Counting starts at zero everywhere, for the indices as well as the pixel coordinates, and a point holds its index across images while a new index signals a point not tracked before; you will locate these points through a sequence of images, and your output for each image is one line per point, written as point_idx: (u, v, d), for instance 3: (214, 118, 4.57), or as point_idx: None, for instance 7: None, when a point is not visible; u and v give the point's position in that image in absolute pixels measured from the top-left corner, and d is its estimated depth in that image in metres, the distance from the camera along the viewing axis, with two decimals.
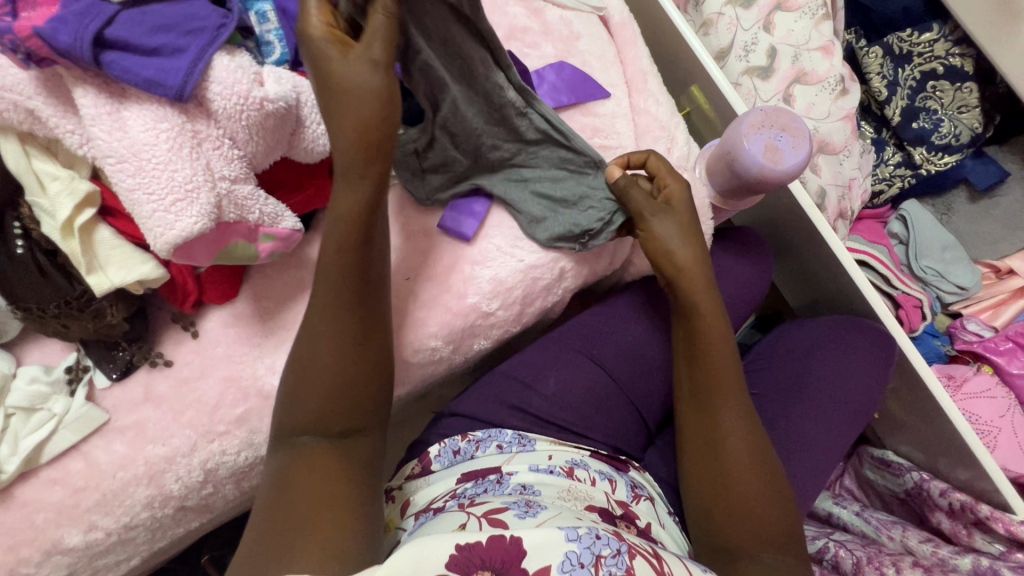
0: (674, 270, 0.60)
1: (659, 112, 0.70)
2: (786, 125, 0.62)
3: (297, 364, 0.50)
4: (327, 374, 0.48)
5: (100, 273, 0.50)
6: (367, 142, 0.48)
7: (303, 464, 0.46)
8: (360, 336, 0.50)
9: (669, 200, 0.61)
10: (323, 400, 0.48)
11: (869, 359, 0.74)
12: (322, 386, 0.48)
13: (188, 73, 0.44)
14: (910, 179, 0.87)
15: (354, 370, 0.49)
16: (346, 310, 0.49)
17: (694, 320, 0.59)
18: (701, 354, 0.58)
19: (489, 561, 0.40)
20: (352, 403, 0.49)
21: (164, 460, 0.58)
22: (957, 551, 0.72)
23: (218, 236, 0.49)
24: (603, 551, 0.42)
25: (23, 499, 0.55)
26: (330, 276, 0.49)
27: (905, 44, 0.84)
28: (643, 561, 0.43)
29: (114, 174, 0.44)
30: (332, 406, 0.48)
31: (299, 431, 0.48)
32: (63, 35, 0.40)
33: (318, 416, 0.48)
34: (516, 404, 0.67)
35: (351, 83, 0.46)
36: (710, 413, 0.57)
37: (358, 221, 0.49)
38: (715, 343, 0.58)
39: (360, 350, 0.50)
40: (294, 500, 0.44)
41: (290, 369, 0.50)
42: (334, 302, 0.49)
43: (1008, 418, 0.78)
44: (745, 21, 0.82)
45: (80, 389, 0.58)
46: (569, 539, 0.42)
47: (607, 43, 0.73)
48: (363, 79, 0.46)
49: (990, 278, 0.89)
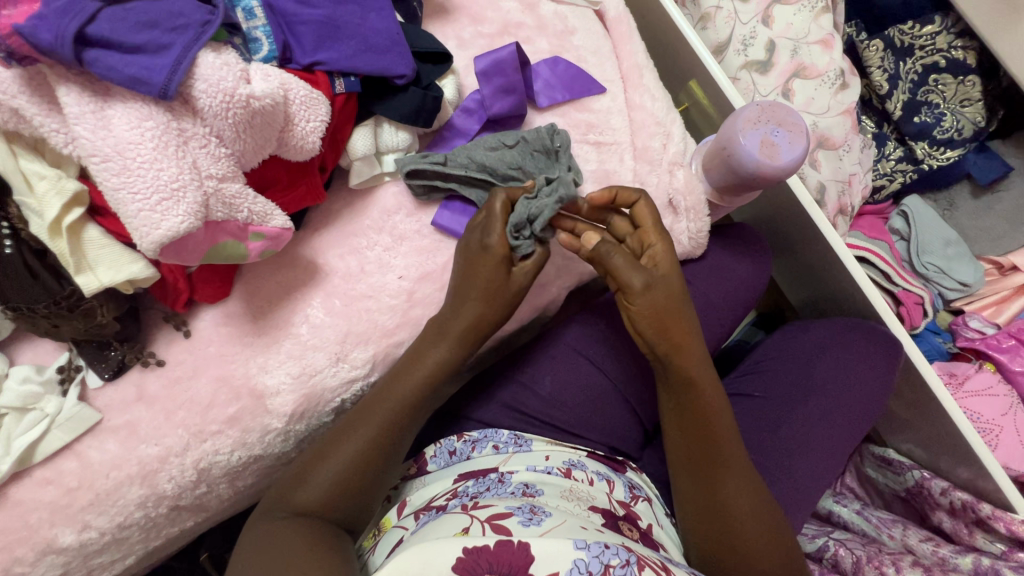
0: (658, 327, 0.57)
1: (656, 108, 0.68)
2: (783, 121, 0.60)
3: (319, 451, 0.54)
4: (345, 461, 0.53)
5: (88, 272, 0.49)
6: (472, 332, 0.58)
7: (290, 529, 0.48)
8: (390, 446, 0.55)
9: (658, 267, 0.58)
10: (335, 490, 0.52)
11: (874, 365, 0.73)
12: (338, 471, 0.53)
13: (172, 70, 0.43)
14: (912, 175, 0.87)
15: (367, 473, 0.53)
16: (392, 419, 0.55)
17: (674, 356, 0.58)
18: (691, 409, 0.58)
19: (496, 566, 0.39)
20: (356, 490, 0.53)
21: (157, 460, 0.57)
22: (958, 549, 0.70)
23: (206, 235, 0.49)
24: (612, 560, 0.40)
25: (17, 498, 0.55)
26: (401, 400, 0.55)
27: (906, 36, 0.82)
28: (651, 572, 0.41)
29: (98, 173, 0.43)
30: (340, 492, 0.53)
31: (295, 508, 0.51)
32: (45, 32, 0.40)
33: (329, 501, 0.52)
34: (511, 403, 0.66)
35: (490, 284, 0.56)
36: (702, 464, 0.57)
37: (440, 372, 0.57)
38: (705, 393, 0.58)
39: (379, 456, 0.54)
40: (283, 549, 0.46)
41: (311, 454, 0.55)
42: (377, 419, 0.54)
43: (1011, 416, 0.77)
44: (743, 14, 0.81)
45: (72, 390, 0.58)
46: (578, 547, 0.41)
47: (602, 39, 0.72)
48: (506, 285, 0.57)
49: (992, 274, 0.87)
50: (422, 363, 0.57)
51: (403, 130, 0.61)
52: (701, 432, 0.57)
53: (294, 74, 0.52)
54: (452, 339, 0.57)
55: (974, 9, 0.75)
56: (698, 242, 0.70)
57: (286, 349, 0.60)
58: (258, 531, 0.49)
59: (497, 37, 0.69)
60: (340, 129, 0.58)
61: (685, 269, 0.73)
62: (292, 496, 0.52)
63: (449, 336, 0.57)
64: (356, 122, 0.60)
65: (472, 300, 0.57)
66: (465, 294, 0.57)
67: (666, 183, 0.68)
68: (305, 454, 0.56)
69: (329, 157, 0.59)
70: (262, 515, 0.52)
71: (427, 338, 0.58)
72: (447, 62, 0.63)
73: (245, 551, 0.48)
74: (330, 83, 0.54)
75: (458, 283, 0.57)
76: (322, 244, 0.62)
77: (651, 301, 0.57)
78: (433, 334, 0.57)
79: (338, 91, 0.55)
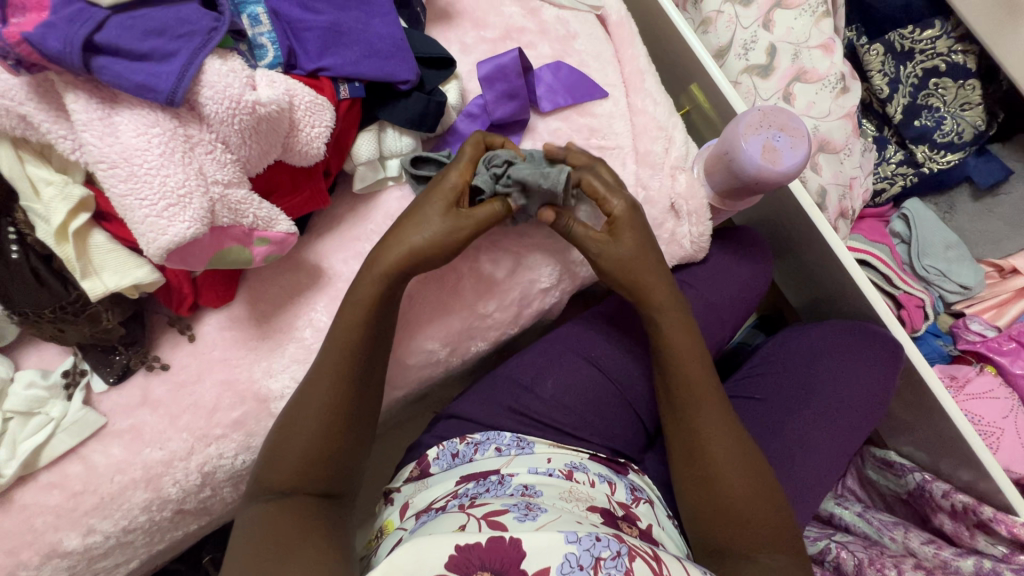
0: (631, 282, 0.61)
1: (657, 112, 0.69)
2: (784, 126, 0.61)
3: (282, 426, 0.53)
4: (309, 434, 0.52)
5: (95, 278, 0.49)
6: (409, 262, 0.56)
7: (276, 516, 0.48)
8: (344, 409, 0.53)
9: (616, 230, 0.60)
10: (304, 466, 0.51)
11: (874, 365, 0.73)
12: (306, 445, 0.52)
13: (179, 77, 0.44)
14: (912, 178, 0.87)
15: (335, 444, 0.53)
16: (339, 369, 0.53)
17: (660, 338, 0.61)
18: (681, 387, 0.59)
19: (488, 562, 0.39)
20: (334, 466, 0.53)
21: (162, 463, 0.57)
22: (959, 552, 0.71)
23: (212, 240, 0.49)
24: (603, 553, 0.41)
25: (22, 503, 0.55)
26: (337, 349, 0.54)
27: (906, 40, 0.82)
28: (641, 563, 0.42)
29: (105, 179, 0.44)
30: (312, 469, 0.52)
31: (273, 492, 0.51)
32: (53, 40, 0.40)
33: (297, 477, 0.51)
34: (513, 406, 0.67)
35: (428, 213, 0.56)
36: (685, 418, 0.59)
37: (376, 308, 0.55)
38: (693, 371, 0.59)
39: (337, 419, 0.53)
40: (277, 540, 0.46)
41: (274, 431, 0.54)
42: (327, 376, 0.53)
43: (1011, 418, 0.77)
44: (745, 19, 0.81)
45: (77, 394, 0.58)
46: (569, 541, 0.41)
47: (604, 43, 0.72)
48: (448, 220, 0.56)
49: (993, 277, 0.87)
50: (356, 300, 0.54)
51: (407, 134, 0.61)
52: (688, 408, 0.59)
53: (298, 80, 0.52)
54: (388, 273, 0.55)
55: (972, 15, 0.76)
56: (700, 245, 0.70)
57: (290, 353, 0.60)
58: (247, 522, 0.49)
59: (499, 43, 0.69)
60: (344, 134, 0.58)
61: (687, 272, 0.74)
62: (267, 475, 0.52)
63: (390, 272, 0.55)
64: (359, 127, 0.60)
65: (415, 231, 0.56)
66: (409, 226, 0.56)
67: (668, 187, 0.68)
68: (269, 433, 0.55)
69: (333, 162, 0.59)
70: (245, 505, 0.52)
71: (362, 275, 0.55)
72: (451, 67, 0.63)
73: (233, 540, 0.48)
74: (335, 89, 0.54)
75: (404, 216, 0.58)
76: (325, 248, 0.62)
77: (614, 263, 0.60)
78: (372, 274, 0.55)
79: (343, 96, 0.55)
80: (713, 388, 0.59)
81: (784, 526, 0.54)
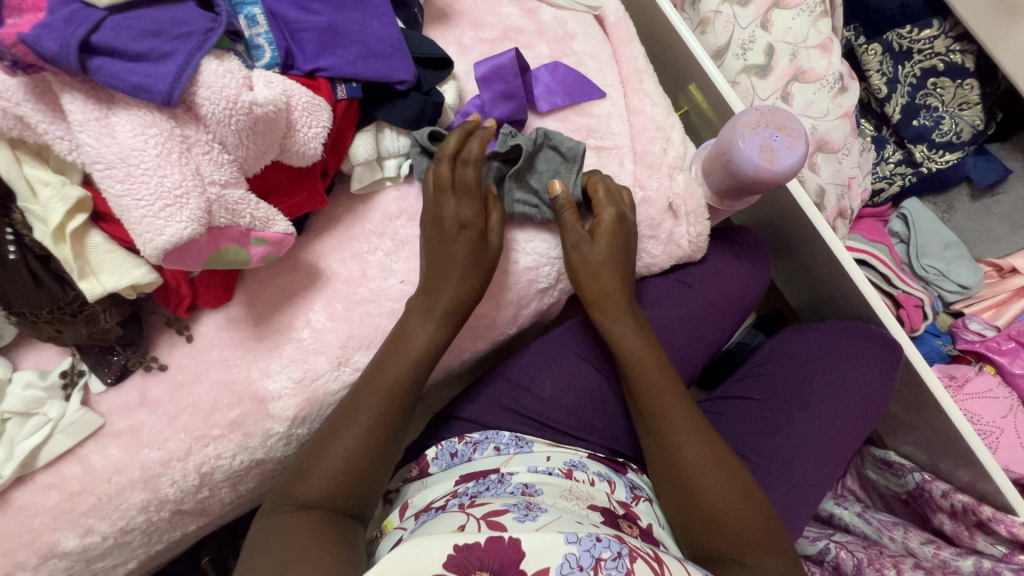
0: (592, 293, 0.63)
1: (655, 112, 0.69)
2: (782, 125, 0.61)
3: (315, 448, 0.54)
4: (343, 451, 0.53)
5: (92, 278, 0.49)
6: (456, 308, 0.59)
7: (306, 526, 0.48)
8: (377, 430, 0.54)
9: (595, 231, 0.62)
10: (336, 481, 0.52)
11: (879, 377, 0.73)
12: (338, 462, 0.52)
13: (175, 78, 0.44)
14: (912, 178, 0.87)
15: (365, 463, 0.53)
16: (380, 400, 0.55)
17: (618, 349, 0.62)
18: (644, 393, 0.60)
19: (487, 562, 0.39)
20: (361, 484, 0.53)
21: (159, 464, 0.57)
22: (959, 552, 0.70)
23: (208, 241, 0.49)
24: (604, 553, 0.41)
25: (20, 503, 0.55)
26: (389, 384, 0.56)
27: (905, 40, 0.83)
28: (643, 564, 0.42)
29: (102, 180, 0.44)
30: (344, 486, 0.52)
31: (299, 503, 0.51)
32: (49, 41, 0.40)
33: (330, 491, 0.51)
34: (511, 405, 0.67)
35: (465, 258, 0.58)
36: (652, 420, 0.60)
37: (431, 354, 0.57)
38: (652, 372, 0.61)
39: (372, 441, 0.54)
40: (287, 547, 0.46)
41: (307, 451, 0.54)
42: (374, 401, 0.55)
43: (1011, 418, 0.77)
44: (743, 19, 0.82)
45: (76, 394, 0.58)
46: (569, 542, 0.41)
47: (602, 43, 0.72)
48: (482, 266, 0.60)
49: (992, 276, 0.88)
50: (406, 345, 0.57)
51: (404, 134, 0.62)
52: (654, 411, 0.60)
53: (295, 80, 0.52)
54: (436, 318, 0.58)
55: (972, 16, 0.76)
56: (698, 245, 0.70)
57: (288, 354, 0.60)
58: (266, 526, 0.49)
59: (497, 43, 0.69)
60: (341, 135, 0.58)
61: (686, 272, 0.73)
62: (297, 487, 0.52)
63: (432, 318, 0.58)
64: (357, 128, 0.60)
65: (450, 279, 0.58)
66: (446, 274, 0.58)
67: (666, 187, 0.68)
68: (303, 449, 0.56)
69: (330, 162, 0.59)
70: (269, 510, 0.52)
71: (406, 323, 0.58)
72: (448, 67, 0.63)
73: (252, 547, 0.47)
74: (332, 89, 0.54)
75: (430, 257, 0.59)
76: (324, 248, 0.62)
77: (578, 258, 0.63)
78: (420, 315, 0.58)
79: (339, 97, 0.55)
80: (675, 388, 0.61)
81: (767, 522, 0.54)
